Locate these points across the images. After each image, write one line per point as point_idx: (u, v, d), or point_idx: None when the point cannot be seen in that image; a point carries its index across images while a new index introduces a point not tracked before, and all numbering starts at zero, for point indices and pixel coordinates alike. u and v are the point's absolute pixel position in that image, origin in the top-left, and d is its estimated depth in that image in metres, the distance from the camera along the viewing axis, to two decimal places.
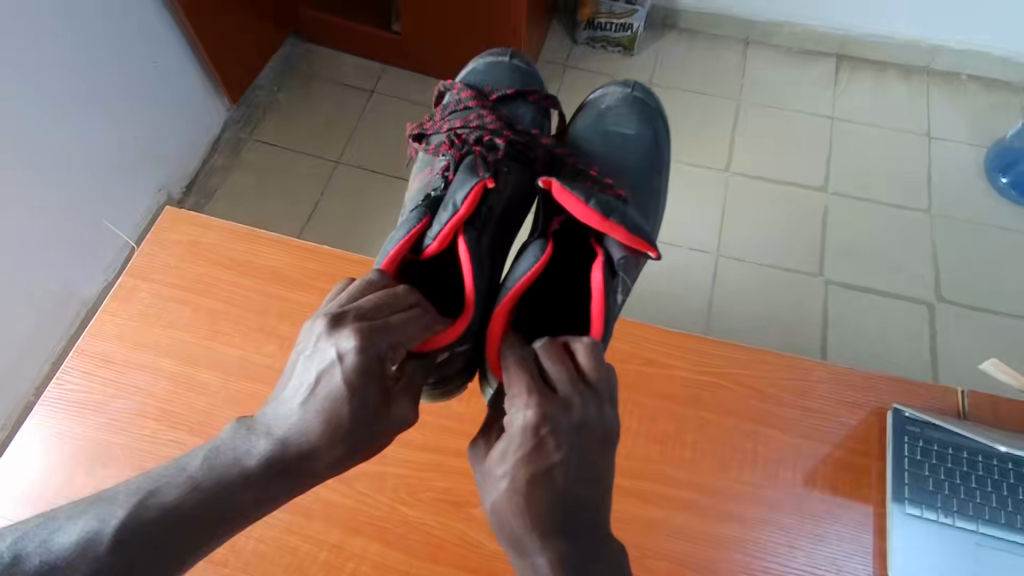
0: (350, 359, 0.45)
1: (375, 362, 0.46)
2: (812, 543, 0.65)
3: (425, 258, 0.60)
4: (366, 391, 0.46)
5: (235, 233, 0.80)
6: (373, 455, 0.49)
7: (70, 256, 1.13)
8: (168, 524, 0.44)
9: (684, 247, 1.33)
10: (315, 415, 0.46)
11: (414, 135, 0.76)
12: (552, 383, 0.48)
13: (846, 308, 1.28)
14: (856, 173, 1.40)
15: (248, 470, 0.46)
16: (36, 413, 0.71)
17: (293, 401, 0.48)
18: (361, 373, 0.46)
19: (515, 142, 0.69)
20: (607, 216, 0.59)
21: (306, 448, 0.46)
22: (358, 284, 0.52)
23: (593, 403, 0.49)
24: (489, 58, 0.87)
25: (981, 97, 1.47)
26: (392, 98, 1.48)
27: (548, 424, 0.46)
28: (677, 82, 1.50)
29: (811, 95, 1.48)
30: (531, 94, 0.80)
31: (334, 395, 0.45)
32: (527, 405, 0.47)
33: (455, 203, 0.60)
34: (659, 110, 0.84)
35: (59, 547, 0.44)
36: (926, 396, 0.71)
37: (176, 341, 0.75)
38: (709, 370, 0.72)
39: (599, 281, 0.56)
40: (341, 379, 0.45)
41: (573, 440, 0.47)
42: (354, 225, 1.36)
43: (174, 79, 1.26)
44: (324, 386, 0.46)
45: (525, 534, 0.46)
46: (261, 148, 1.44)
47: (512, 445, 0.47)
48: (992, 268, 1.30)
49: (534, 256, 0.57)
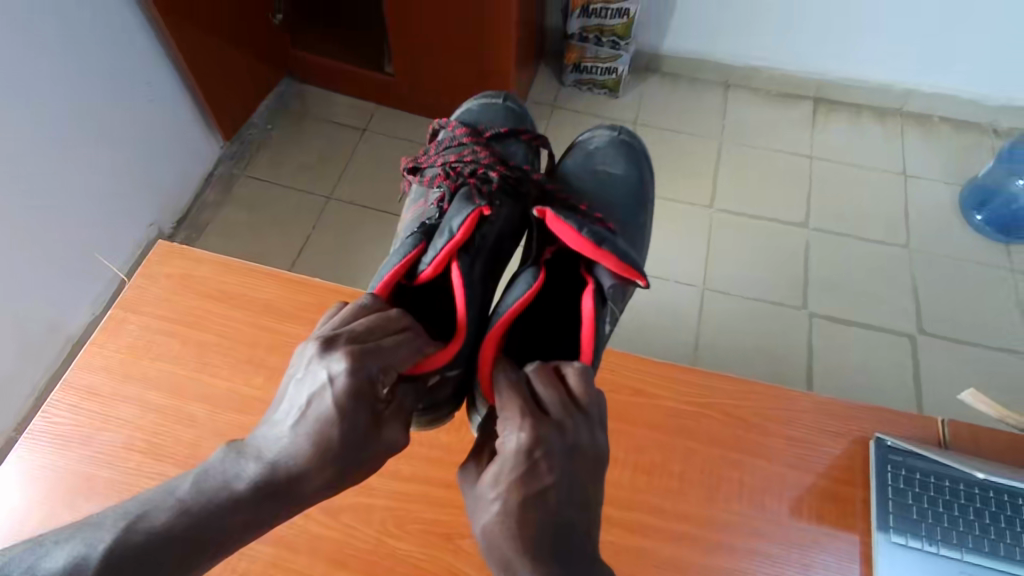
0: (341, 382, 0.46)
1: (366, 385, 0.47)
2: (801, 573, 0.65)
3: (418, 284, 0.61)
4: (357, 414, 0.47)
5: (226, 266, 0.81)
6: (362, 479, 0.49)
7: (62, 288, 1.14)
8: (157, 547, 0.44)
9: (671, 281, 1.35)
10: (305, 437, 0.46)
11: (409, 169, 0.78)
12: (545, 406, 0.50)
13: (830, 341, 1.30)
14: (836, 210, 1.44)
15: (239, 493, 0.46)
16: (18, 446, 0.70)
17: (283, 424, 0.48)
18: (351, 397, 0.46)
19: (508, 176, 0.71)
20: (597, 244, 0.61)
21: (295, 472, 0.47)
22: (352, 307, 0.53)
23: (585, 426, 0.50)
24: (484, 99, 0.90)
25: (953, 138, 1.53)
26: (383, 136, 1.52)
27: (541, 447, 0.47)
28: (660, 122, 1.55)
29: (790, 135, 1.54)
30: (523, 133, 0.83)
31: (323, 417, 0.46)
32: (520, 427, 0.48)
33: (450, 230, 0.62)
34: (645, 152, 0.87)
35: (45, 572, 0.43)
36: (908, 425, 0.72)
37: (164, 373, 0.75)
38: (694, 400, 0.73)
39: (591, 308, 0.58)
40: (331, 402, 0.46)
41: (565, 463, 0.48)
42: (345, 259, 1.37)
43: (169, 113, 1.29)
44: (314, 408, 0.46)
45: (516, 558, 0.46)
46: (253, 184, 1.46)
47: (505, 468, 0.47)
48: (971, 302, 1.34)
49: (527, 283, 0.59)
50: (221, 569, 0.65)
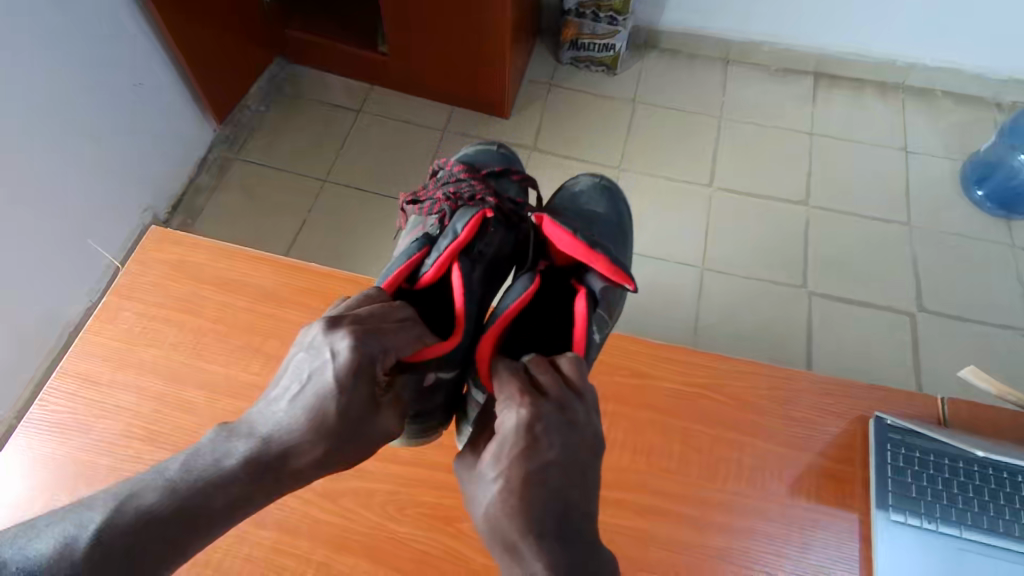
0: (343, 358, 0.48)
1: (367, 363, 0.48)
2: (799, 551, 0.66)
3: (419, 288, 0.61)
4: (356, 391, 0.48)
5: (221, 251, 0.80)
6: (355, 460, 0.51)
7: (57, 276, 1.13)
8: (146, 527, 0.44)
9: (672, 262, 1.34)
10: (303, 413, 0.48)
11: (406, 200, 0.76)
12: (543, 387, 0.50)
13: (829, 321, 1.29)
14: (835, 187, 1.43)
15: (229, 471, 0.47)
16: (17, 435, 0.70)
17: (279, 402, 0.50)
18: (351, 373, 0.48)
19: (505, 202, 0.70)
20: (591, 247, 0.62)
21: (289, 447, 0.48)
22: (357, 296, 0.55)
23: (582, 408, 0.51)
24: (478, 145, 0.87)
25: (956, 112, 1.51)
26: (378, 117, 1.50)
27: (541, 422, 0.48)
28: (660, 100, 1.53)
29: (790, 112, 1.52)
30: (515, 173, 0.79)
31: (322, 392, 0.48)
32: (519, 405, 0.49)
33: (455, 231, 0.63)
34: (626, 200, 0.85)
35: (35, 555, 0.43)
36: (906, 404, 0.72)
37: (160, 360, 0.74)
38: (693, 381, 0.73)
39: (582, 309, 0.58)
40: (332, 378, 0.48)
41: (562, 442, 0.49)
42: (343, 242, 1.36)
43: (159, 98, 1.27)
44: (315, 385, 0.48)
45: (521, 540, 0.45)
46: (248, 167, 1.44)
47: (504, 445, 0.48)
48: (972, 279, 1.33)
49: (525, 284, 0.59)
50: (221, 557, 0.65)
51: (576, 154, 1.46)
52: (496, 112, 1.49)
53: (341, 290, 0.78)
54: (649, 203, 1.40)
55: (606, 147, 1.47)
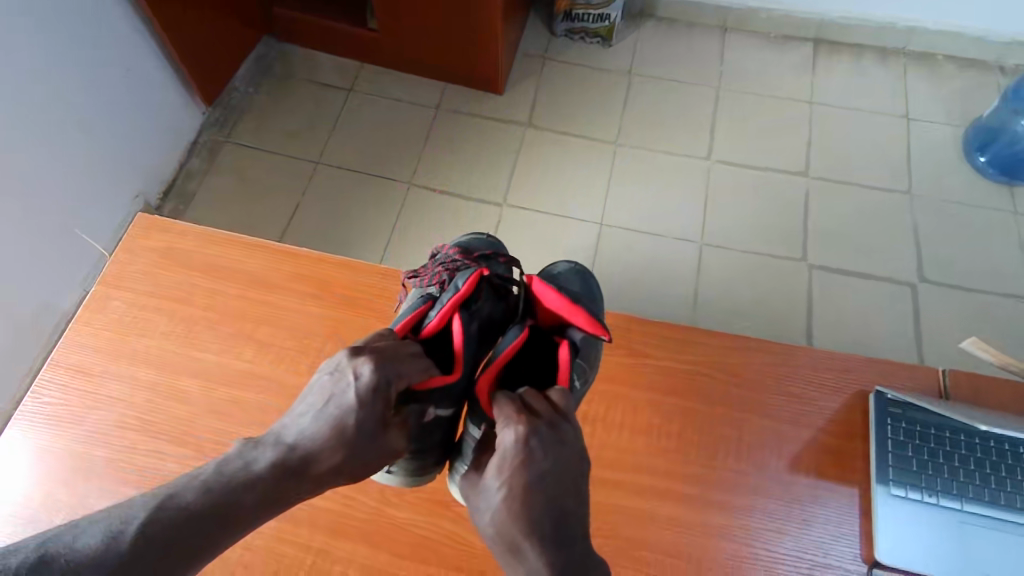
0: (366, 377, 0.52)
1: (384, 385, 0.53)
2: (799, 528, 0.65)
3: (423, 339, 0.62)
4: (373, 408, 0.53)
5: (210, 238, 0.79)
6: (368, 472, 0.55)
7: (49, 267, 1.10)
8: (186, 522, 0.46)
9: (671, 237, 1.33)
10: (326, 424, 0.53)
11: (407, 277, 0.73)
12: (536, 407, 0.52)
13: (830, 294, 1.28)
14: (836, 157, 1.41)
15: (257, 473, 0.50)
16: (12, 428, 0.69)
17: (303, 415, 0.54)
18: (371, 390, 0.52)
19: (494, 273, 0.68)
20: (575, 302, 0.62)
21: (311, 456, 0.52)
22: (375, 332, 0.60)
23: (571, 426, 0.53)
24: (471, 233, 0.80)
25: (959, 77, 1.48)
26: (369, 96, 1.47)
27: (536, 437, 0.50)
28: (657, 71, 1.50)
29: (790, 80, 1.49)
30: (501, 256, 0.74)
31: (344, 407, 0.52)
32: (516, 422, 0.50)
33: (455, 286, 0.64)
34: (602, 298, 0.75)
35: (82, 548, 0.43)
36: (906, 376, 0.72)
37: (152, 348, 0.73)
38: (690, 359, 0.73)
39: (565, 352, 0.59)
40: (354, 395, 0.52)
41: (556, 456, 0.51)
42: (338, 223, 1.35)
43: (146, 83, 1.24)
44: (338, 401, 0.53)
45: (524, 542, 0.48)
46: (239, 149, 1.41)
47: (505, 458, 0.50)
48: (974, 248, 1.31)
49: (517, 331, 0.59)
50: None
51: (573, 129, 1.43)
52: (490, 89, 1.46)
53: (334, 276, 0.77)
54: (647, 178, 1.38)
55: (602, 121, 1.45)
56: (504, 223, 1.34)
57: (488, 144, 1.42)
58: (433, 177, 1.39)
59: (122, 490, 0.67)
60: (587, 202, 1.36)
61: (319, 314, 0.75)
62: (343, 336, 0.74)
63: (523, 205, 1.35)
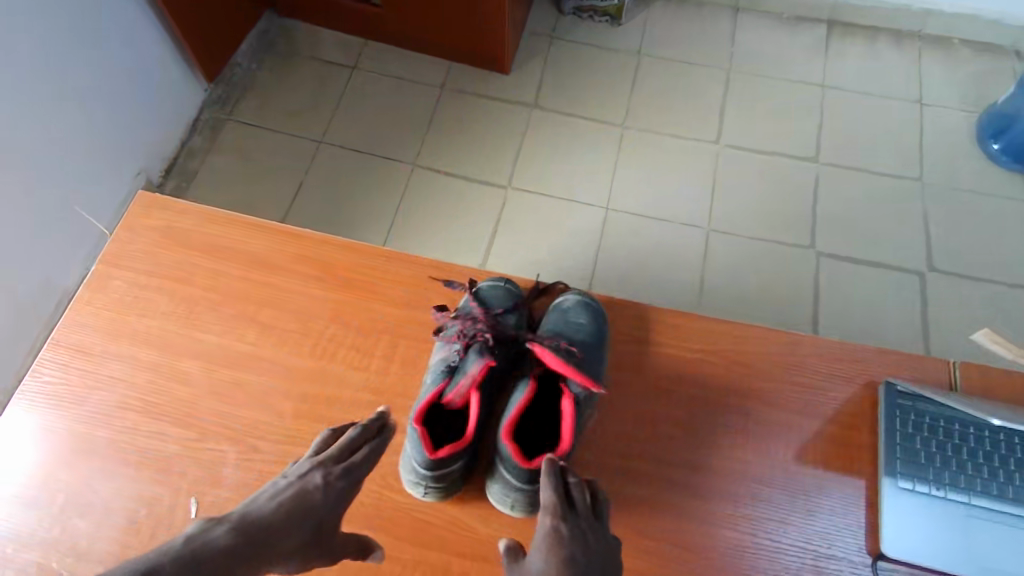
0: (338, 475, 0.53)
1: (347, 487, 0.54)
2: (805, 519, 0.65)
3: (441, 411, 0.63)
4: (332, 509, 0.52)
5: (212, 218, 0.78)
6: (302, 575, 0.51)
7: (50, 245, 1.09)
8: None
9: (676, 222, 1.31)
10: (288, 510, 0.50)
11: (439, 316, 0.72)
12: (571, 494, 0.54)
13: (837, 281, 1.26)
14: (847, 142, 1.38)
15: (228, 548, 0.44)
16: (13, 407, 0.69)
17: (259, 501, 0.50)
18: (338, 491, 0.53)
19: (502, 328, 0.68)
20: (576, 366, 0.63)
21: (274, 540, 0.48)
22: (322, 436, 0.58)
23: (603, 521, 0.54)
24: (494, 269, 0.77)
25: (974, 61, 1.45)
26: (373, 73, 1.45)
27: (568, 522, 0.51)
28: (666, 52, 1.47)
29: (802, 62, 1.46)
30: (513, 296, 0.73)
31: (311, 500, 0.51)
32: (549, 508, 0.52)
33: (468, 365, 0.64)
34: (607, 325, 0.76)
35: None
36: (916, 368, 0.71)
37: (154, 329, 0.73)
38: (698, 348, 0.72)
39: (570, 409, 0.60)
40: (320, 493, 0.52)
41: (584, 543, 0.51)
42: (341, 203, 1.33)
43: (145, 59, 1.21)
44: (301, 491, 0.52)
45: None
46: (241, 127, 1.39)
47: (540, 547, 0.50)
48: (984, 236, 1.30)
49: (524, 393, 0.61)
50: None
51: (580, 111, 1.41)
52: (496, 68, 1.43)
53: (338, 258, 0.76)
54: (654, 162, 1.36)
55: (610, 102, 1.42)
56: (509, 206, 1.32)
57: (494, 125, 1.40)
58: (438, 158, 1.37)
59: (124, 471, 0.67)
60: (593, 186, 1.34)
61: (323, 297, 0.74)
62: (347, 320, 0.74)
63: (528, 188, 1.34)
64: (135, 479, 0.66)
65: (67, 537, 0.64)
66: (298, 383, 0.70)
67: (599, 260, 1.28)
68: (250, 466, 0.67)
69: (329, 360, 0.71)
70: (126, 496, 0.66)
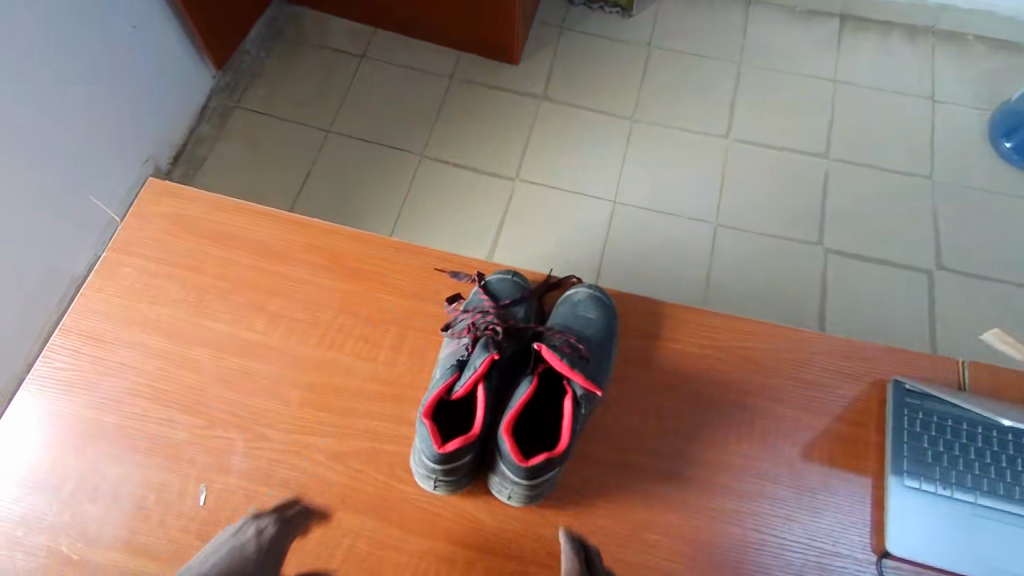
0: (265, 531, 0.58)
1: (276, 540, 0.59)
2: (810, 516, 0.65)
3: (450, 402, 0.63)
4: (268, 558, 0.56)
5: (222, 206, 0.78)
6: None
7: (59, 231, 1.09)
8: None
9: (683, 216, 1.31)
10: (221, 560, 0.54)
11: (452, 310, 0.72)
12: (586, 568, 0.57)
13: (845, 278, 1.26)
14: (858, 138, 1.37)
15: None
16: (24, 392, 0.69)
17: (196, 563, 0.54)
18: (268, 543, 0.57)
19: (510, 322, 0.68)
20: (574, 367, 0.62)
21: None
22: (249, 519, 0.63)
23: None
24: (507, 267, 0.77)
25: (988, 58, 1.44)
26: (381, 63, 1.44)
27: None
28: (677, 45, 1.46)
29: (814, 56, 1.45)
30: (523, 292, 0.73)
31: (244, 548, 0.56)
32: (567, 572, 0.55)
33: (475, 360, 0.64)
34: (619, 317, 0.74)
35: None
36: (925, 367, 0.71)
37: (163, 316, 0.73)
38: (706, 343, 0.72)
39: (569, 410, 0.59)
40: (253, 545, 0.56)
41: None
42: (349, 193, 1.33)
43: (153, 46, 1.21)
44: (233, 545, 0.56)
45: None
46: (249, 115, 1.39)
47: None
48: (995, 235, 1.29)
49: (527, 391, 0.61)
50: (231, 514, 0.65)
51: (589, 103, 1.40)
52: (505, 59, 1.43)
53: (347, 249, 0.76)
54: (664, 156, 1.36)
55: (620, 95, 1.41)
56: (516, 198, 1.32)
57: (503, 116, 1.39)
58: (446, 148, 1.37)
59: (134, 457, 0.67)
60: (602, 179, 1.34)
61: (332, 287, 0.74)
62: (356, 311, 0.74)
63: (537, 180, 1.33)
64: (144, 465, 0.67)
65: (77, 522, 0.65)
66: (306, 373, 0.71)
67: (606, 253, 1.27)
68: (259, 454, 0.67)
69: (337, 351, 0.72)
70: (136, 482, 0.66)
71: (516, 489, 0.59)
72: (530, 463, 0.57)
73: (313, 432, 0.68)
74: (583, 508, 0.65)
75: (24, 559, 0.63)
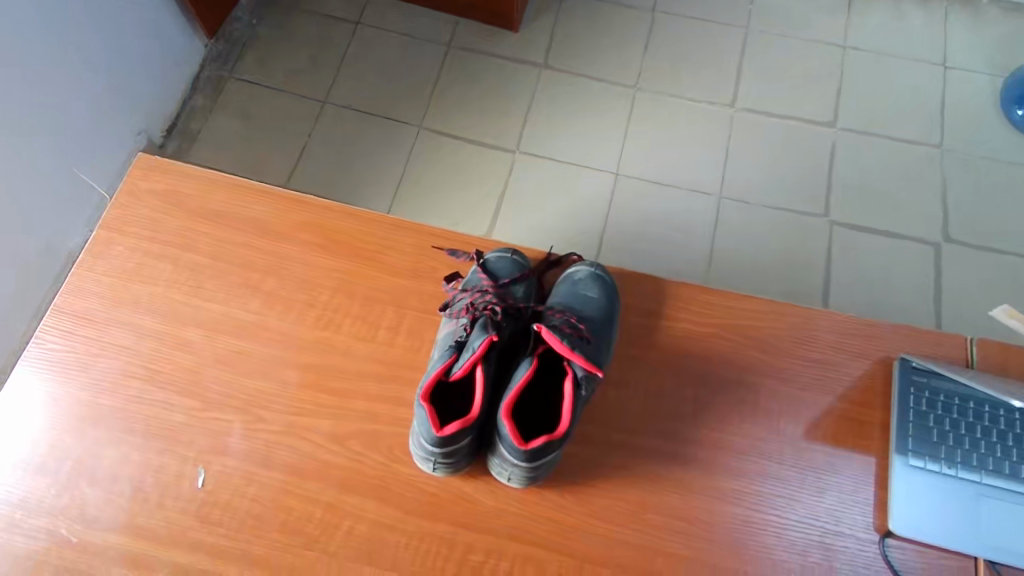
0: None
1: None
2: (813, 496, 0.64)
3: (448, 384, 0.62)
4: None
5: (213, 183, 0.76)
6: None
7: (51, 211, 1.07)
8: None
9: (683, 188, 1.28)
10: None
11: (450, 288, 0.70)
12: None
13: (850, 251, 1.24)
14: (867, 106, 1.34)
15: None
16: (18, 374, 0.68)
17: None
18: None
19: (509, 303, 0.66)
20: (574, 349, 0.61)
21: None
22: None
23: None
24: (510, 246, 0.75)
25: (1002, 22, 1.39)
26: (377, 30, 1.40)
27: None
28: (681, 9, 1.41)
29: (822, 21, 1.40)
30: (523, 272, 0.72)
31: None
32: None
33: (474, 342, 0.63)
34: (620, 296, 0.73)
35: None
36: (933, 344, 0.69)
37: (156, 297, 0.72)
38: (710, 322, 0.70)
39: (570, 392, 0.58)
40: None
41: None
42: (345, 166, 1.30)
43: (142, 16, 1.17)
44: None
45: None
46: (243, 86, 1.35)
47: None
48: (1004, 207, 1.26)
49: (526, 373, 0.60)
50: (230, 496, 0.65)
51: (590, 72, 1.36)
52: (504, 26, 1.38)
53: (343, 227, 0.74)
54: (667, 126, 1.32)
55: (622, 63, 1.37)
56: (516, 171, 1.29)
57: (502, 85, 1.35)
58: (444, 119, 1.33)
59: (131, 439, 0.67)
60: (603, 150, 1.30)
61: (328, 266, 0.73)
62: (352, 290, 0.72)
63: (537, 152, 1.30)
64: (142, 448, 0.66)
65: (76, 504, 0.64)
66: (304, 354, 0.70)
67: (608, 227, 1.25)
68: (257, 436, 0.66)
69: (334, 331, 0.70)
70: (134, 464, 0.66)
71: (516, 471, 0.59)
72: (529, 446, 0.56)
73: (311, 413, 0.67)
74: (584, 488, 0.64)
75: (24, 541, 0.63)
